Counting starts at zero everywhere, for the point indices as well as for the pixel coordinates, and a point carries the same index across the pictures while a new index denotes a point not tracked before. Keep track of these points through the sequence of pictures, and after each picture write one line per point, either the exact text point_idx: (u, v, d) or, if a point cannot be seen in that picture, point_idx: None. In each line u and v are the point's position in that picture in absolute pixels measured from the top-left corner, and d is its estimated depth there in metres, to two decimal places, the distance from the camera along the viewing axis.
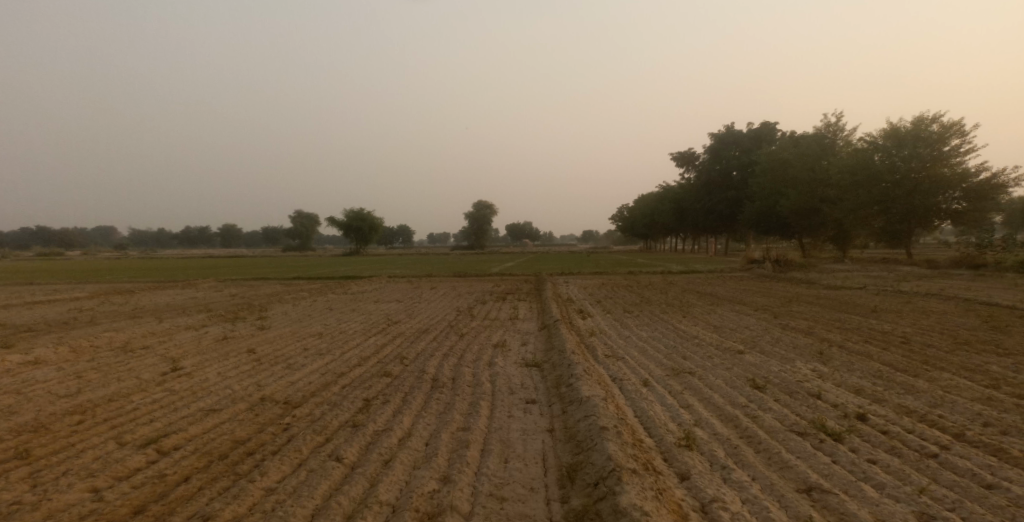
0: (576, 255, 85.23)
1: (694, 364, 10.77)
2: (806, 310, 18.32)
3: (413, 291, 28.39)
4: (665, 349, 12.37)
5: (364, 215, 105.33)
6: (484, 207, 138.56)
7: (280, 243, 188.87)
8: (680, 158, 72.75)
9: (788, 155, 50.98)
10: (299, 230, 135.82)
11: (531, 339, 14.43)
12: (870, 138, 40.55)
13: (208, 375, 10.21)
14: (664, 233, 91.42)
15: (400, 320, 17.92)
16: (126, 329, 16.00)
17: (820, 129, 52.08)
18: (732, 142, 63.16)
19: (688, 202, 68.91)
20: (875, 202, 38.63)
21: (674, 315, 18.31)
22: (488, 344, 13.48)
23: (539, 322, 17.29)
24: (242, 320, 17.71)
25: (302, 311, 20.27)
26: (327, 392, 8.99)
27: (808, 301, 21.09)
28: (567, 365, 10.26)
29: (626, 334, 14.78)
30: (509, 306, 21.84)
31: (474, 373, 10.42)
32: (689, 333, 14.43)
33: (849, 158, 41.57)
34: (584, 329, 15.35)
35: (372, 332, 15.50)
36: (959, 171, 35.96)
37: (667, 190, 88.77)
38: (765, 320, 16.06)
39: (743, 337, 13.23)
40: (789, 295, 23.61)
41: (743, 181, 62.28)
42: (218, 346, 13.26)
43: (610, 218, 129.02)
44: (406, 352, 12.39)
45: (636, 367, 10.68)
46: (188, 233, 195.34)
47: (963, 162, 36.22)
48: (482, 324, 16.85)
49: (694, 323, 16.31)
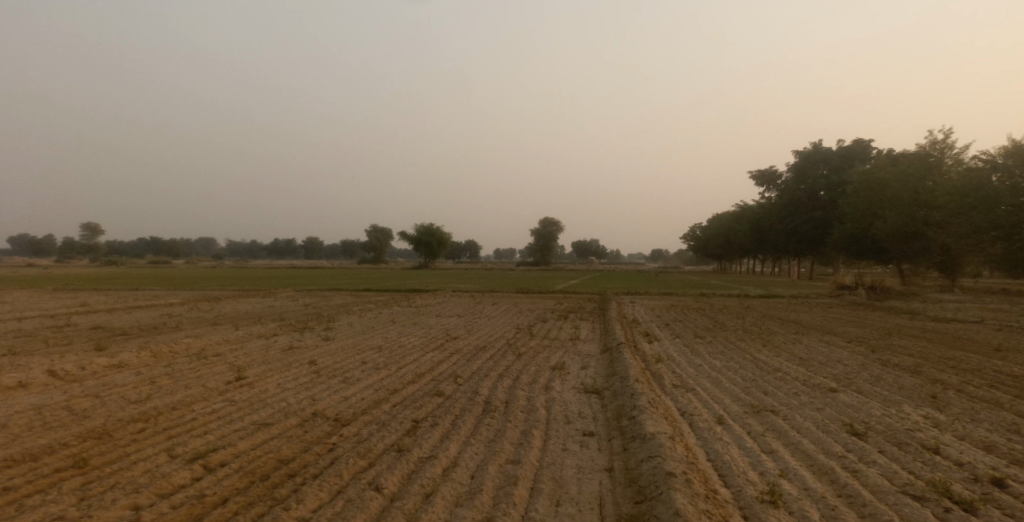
0: (649, 275, 83.15)
1: (775, 400, 9.73)
2: (905, 344, 16.70)
3: (478, 306, 28.15)
4: (744, 381, 11.35)
5: (433, 232, 107.43)
6: (552, 222, 137.98)
7: (356, 255, 194.90)
8: (761, 177, 69.82)
9: (884, 175, 47.80)
10: (375, 243, 139.71)
11: (592, 362, 13.67)
12: (988, 156, 37.55)
13: (268, 386, 10.05)
14: (741, 254, 87.91)
15: (460, 336, 17.52)
16: (201, 335, 16.31)
17: (925, 146, 48.62)
18: (820, 160, 60.02)
19: (769, 223, 65.75)
20: (992, 227, 35.52)
21: (753, 343, 17.08)
22: (546, 365, 12.83)
23: (602, 344, 16.46)
24: (310, 330, 17.77)
25: (366, 323, 20.22)
26: (376, 410, 8.61)
27: (907, 334, 19.31)
28: (629, 394, 9.48)
29: (697, 361, 13.77)
30: (574, 326, 21.07)
31: (529, 397, 9.81)
32: (770, 364, 13.27)
33: (960, 179, 38.42)
34: (650, 354, 14.42)
35: (431, 348, 15.14)
36: None
37: (744, 210, 85.48)
38: (858, 354, 14.64)
39: (832, 373, 12.02)
40: (884, 327, 21.75)
41: (831, 201, 58.86)
42: (282, 356, 13.20)
43: (684, 237, 125.56)
44: (461, 370, 11.92)
45: (708, 400, 9.75)
46: (273, 243, 205.15)
47: None
48: (543, 344, 16.19)
49: (776, 353, 15.07)
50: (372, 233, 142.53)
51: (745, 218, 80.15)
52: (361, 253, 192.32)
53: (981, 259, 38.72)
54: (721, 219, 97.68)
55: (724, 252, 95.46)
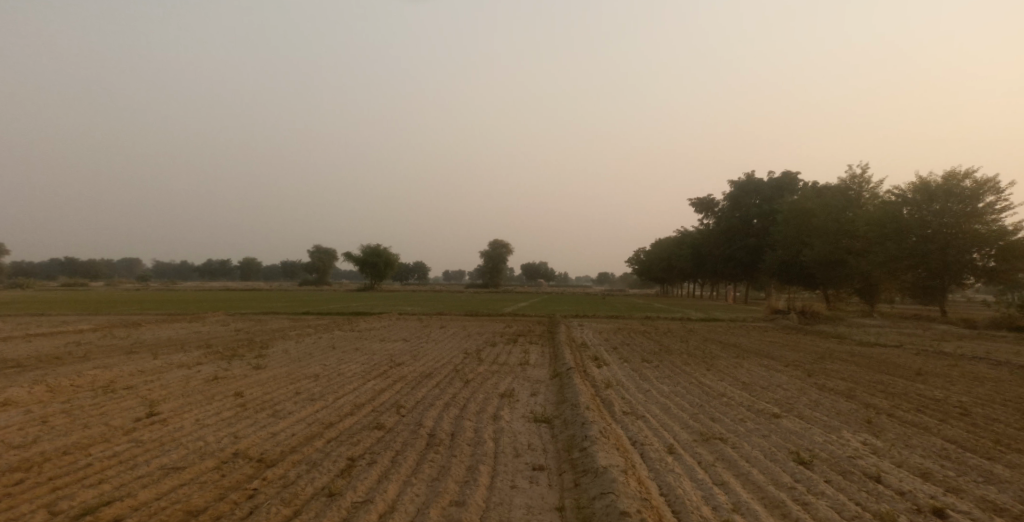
0: (592, 298, 84.05)
1: (723, 428, 9.62)
2: (841, 368, 17.10)
3: (422, 330, 27.48)
4: (692, 408, 11.24)
5: (379, 251, 105.55)
6: (501, 245, 137.98)
7: (296, 277, 189.54)
8: (699, 204, 71.98)
9: (811, 205, 50.01)
10: (316, 264, 136.48)
11: (542, 389, 13.34)
12: (899, 192, 39.27)
13: (183, 423, 9.45)
14: (681, 278, 90.08)
15: (405, 362, 16.88)
16: (117, 365, 15.17)
17: (845, 182, 50.87)
18: (752, 190, 62.38)
19: (707, 249, 67.69)
20: (906, 256, 37.34)
21: (696, 367, 17.15)
22: (494, 393, 12.41)
23: (551, 369, 16.16)
24: (241, 358, 16.81)
25: (303, 349, 19.30)
26: (308, 448, 8.03)
27: (841, 358, 19.81)
28: (580, 424, 9.17)
29: (645, 387, 13.66)
30: (521, 351, 20.73)
31: (477, 428, 9.36)
32: (716, 389, 13.26)
33: (877, 211, 40.43)
34: (600, 380, 14.21)
35: (373, 375, 14.47)
36: (995, 229, 34.64)
37: (684, 235, 87.77)
38: (798, 379, 14.84)
39: (777, 398, 12.06)
40: (819, 351, 22.32)
41: (764, 229, 61.11)
42: (206, 387, 12.34)
43: (627, 261, 127.78)
44: (405, 400, 11.37)
45: (658, 428, 9.56)
46: (207, 264, 197.53)
47: (998, 220, 34.95)
48: (490, 370, 15.76)
49: (720, 378, 15.13)
50: (315, 254, 139.20)
51: (685, 244, 82.30)
52: (301, 274, 187.78)
53: (894, 287, 40.60)
54: (663, 244, 100.03)
55: (665, 276, 97.59)
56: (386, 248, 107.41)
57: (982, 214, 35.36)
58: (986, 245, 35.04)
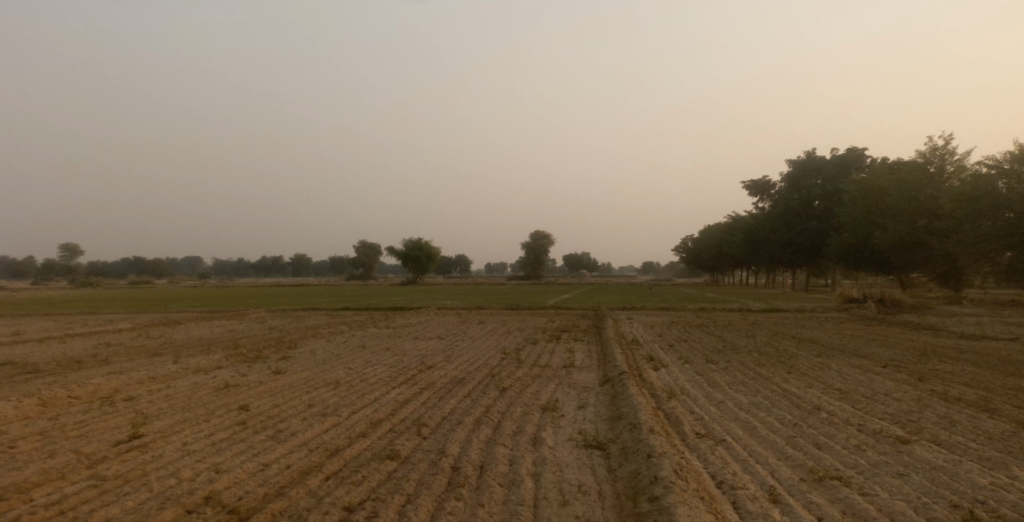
0: (641, 289, 80.68)
1: (837, 461, 7.41)
2: (952, 369, 14.55)
3: (461, 326, 25.75)
4: (785, 427, 9.03)
5: (422, 245, 105.24)
6: (542, 236, 136.14)
7: (343, 271, 191.68)
8: (754, 187, 68.11)
9: (883, 183, 46.08)
10: (363, 259, 137.56)
11: (592, 400, 11.27)
12: (995, 161, 35.67)
13: (166, 449, 7.61)
14: (735, 265, 86.06)
15: (437, 365, 15.06)
16: (127, 371, 13.77)
17: (925, 154, 46.08)
18: (813, 170, 58.26)
19: (763, 234, 63.76)
20: (1001, 235, 33.50)
21: (774, 370, 14.80)
22: (534, 406, 10.43)
23: (601, 374, 14.03)
24: (263, 360, 15.28)
25: (331, 350, 17.71)
26: (298, 490, 6.17)
27: (942, 356, 17.12)
28: (645, 456, 7.09)
29: (715, 396, 11.46)
30: (565, 349, 18.66)
31: (514, 459, 7.36)
32: (807, 400, 10.97)
33: (966, 185, 36.62)
34: (661, 387, 12.05)
35: (398, 382, 12.66)
36: None
37: (736, 221, 83.70)
38: (906, 386, 12.41)
39: (894, 416, 9.72)
40: (911, 346, 19.59)
41: (827, 212, 57.02)
42: (210, 398, 10.67)
43: (677, 250, 123.67)
44: (428, 416, 9.49)
45: (747, 461, 7.41)
46: (260, 262, 202.37)
47: None
48: (531, 374, 13.77)
49: (807, 384, 12.80)
50: (360, 249, 139.79)
51: (738, 230, 78.15)
52: (348, 269, 190.65)
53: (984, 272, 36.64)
54: (713, 230, 95.86)
55: (716, 264, 93.36)
56: (427, 241, 107.00)
57: None
58: None
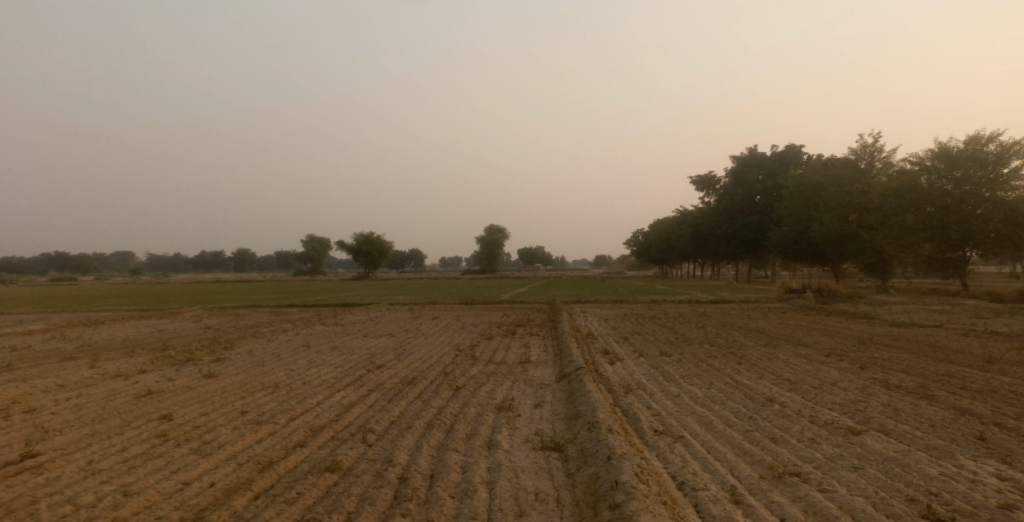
0: (592, 282, 81.37)
1: (794, 456, 7.25)
2: (893, 357, 14.85)
3: (410, 322, 25.13)
4: (740, 421, 8.88)
5: (373, 239, 103.19)
6: (494, 230, 135.82)
7: (290, 266, 186.65)
8: (700, 181, 69.50)
9: (820, 178, 47.55)
10: (311, 253, 134.44)
11: (549, 398, 10.94)
12: (917, 159, 37.14)
13: (68, 470, 6.88)
14: (683, 258, 87.82)
15: (387, 364, 14.47)
16: (39, 378, 12.73)
17: (854, 153, 47.62)
18: (755, 165, 59.76)
19: (708, 227, 65.12)
20: (927, 228, 34.96)
21: (725, 361, 14.81)
22: (489, 406, 10.01)
23: (557, 369, 13.73)
24: (195, 363, 14.36)
25: (271, 350, 16.85)
26: (219, 514, 5.59)
27: (883, 344, 17.51)
28: (605, 459, 6.77)
29: (671, 391, 11.29)
30: (520, 345, 18.32)
31: (466, 466, 6.91)
32: (759, 392, 10.92)
33: (891, 182, 38.07)
34: (617, 382, 11.82)
35: (344, 383, 12.03)
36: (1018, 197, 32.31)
37: (683, 214, 85.32)
38: (851, 375, 12.53)
39: (842, 405, 9.70)
40: (852, 334, 20.05)
41: (768, 205, 58.61)
42: (130, 407, 9.84)
43: (626, 243, 125.34)
44: (374, 421, 8.95)
45: (707, 459, 7.18)
46: (202, 257, 195.22)
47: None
48: (485, 371, 13.35)
49: (758, 375, 12.80)
50: (308, 244, 136.54)
51: (685, 223, 79.66)
52: (296, 264, 186.07)
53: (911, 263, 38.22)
54: (662, 224, 97.53)
55: (664, 257, 95.04)
56: (378, 234, 105.28)
57: (1007, 182, 32.94)
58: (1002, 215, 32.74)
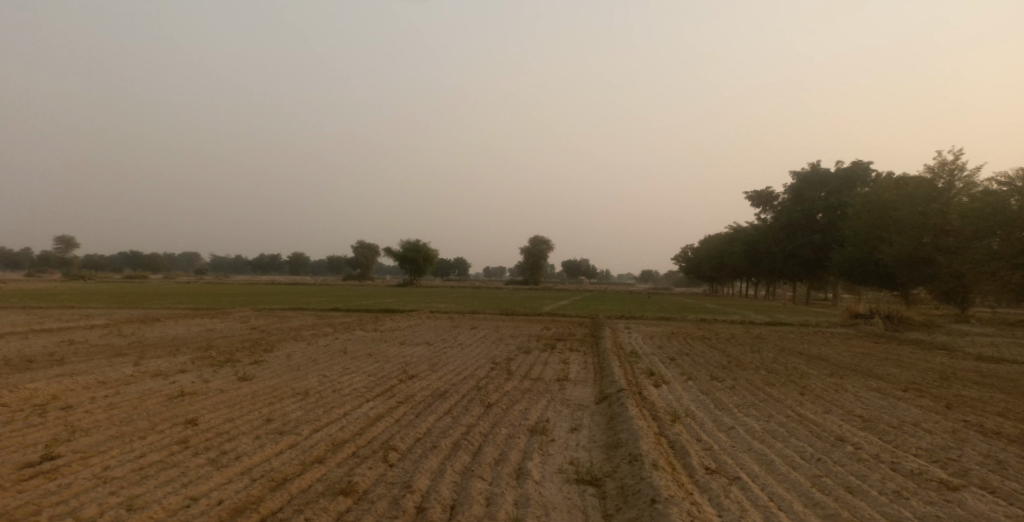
0: (640, 297, 79.30)
1: (877, 513, 6.27)
2: (978, 395, 13.42)
3: (452, 332, 24.60)
4: (807, 463, 7.88)
5: (420, 247, 103.82)
6: (542, 242, 135.11)
7: (340, 270, 189.96)
8: (757, 197, 67.10)
9: (889, 197, 45.01)
10: (360, 259, 136.55)
11: (587, 421, 10.11)
12: (1006, 178, 34.65)
13: (79, 476, 6.43)
14: (735, 276, 85.02)
15: (420, 375, 13.88)
16: (78, 373, 12.62)
17: (933, 169, 44.91)
18: (817, 182, 57.14)
19: (764, 245, 62.61)
20: (1013, 254, 32.48)
21: (785, 390, 13.66)
22: (521, 427, 9.26)
23: (597, 390, 12.85)
24: (232, 365, 14.08)
25: (308, 354, 16.53)
26: None
27: (963, 379, 15.99)
28: (650, 501, 5.95)
29: (724, 421, 10.28)
30: (560, 360, 17.48)
31: (491, 498, 6.16)
32: (828, 429, 9.83)
33: (974, 202, 35.57)
34: (663, 408, 10.89)
35: (374, 393, 11.47)
36: None
37: (737, 231, 82.67)
38: (934, 414, 11.27)
39: (930, 452, 8.66)
40: (927, 367, 18.43)
41: (830, 224, 55.95)
42: (157, 409, 9.48)
43: (676, 259, 122.24)
44: (397, 437, 8.30)
45: (772, 509, 6.26)
46: (258, 259, 201.13)
47: None
48: (521, 388, 12.61)
49: (824, 409, 11.65)
50: (357, 249, 138.42)
51: (739, 241, 77.09)
52: (346, 269, 189.60)
53: (991, 291, 35.59)
54: (714, 240, 94.86)
55: (715, 275, 92.09)
56: (425, 242, 105.69)
57: None
58: None
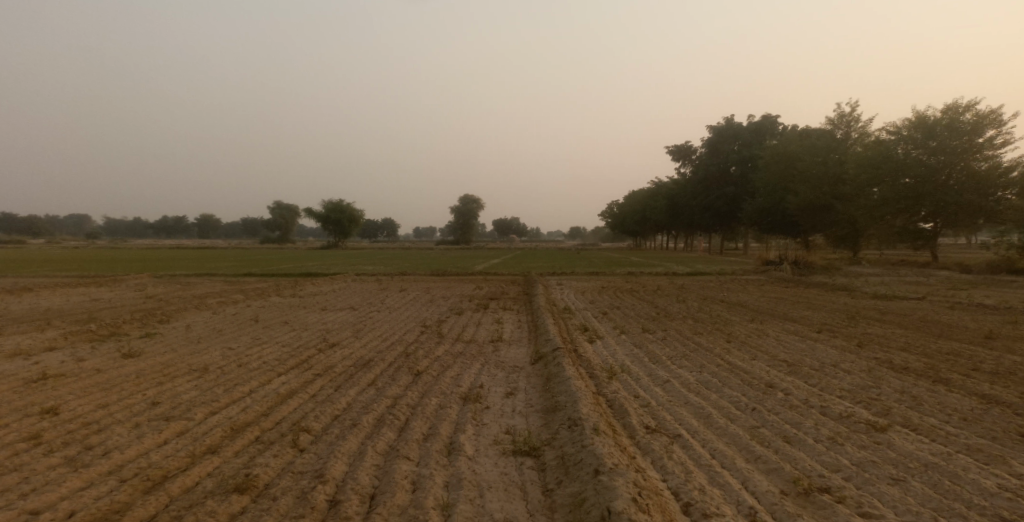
0: (567, 253, 80.03)
1: (816, 462, 6.00)
2: (889, 333, 13.82)
3: (375, 294, 23.55)
4: (743, 414, 7.62)
5: (342, 206, 100.30)
6: (468, 200, 133.68)
7: (258, 234, 181.65)
8: (676, 151, 68.33)
9: (796, 148, 46.67)
10: (279, 221, 130.84)
11: (522, 384, 9.62)
12: (894, 128, 36.34)
13: None
14: (657, 230, 87.12)
15: (341, 342, 12.95)
16: None
17: (831, 123, 46.67)
18: (730, 135, 58.56)
19: (683, 198, 64.17)
20: (899, 199, 34.42)
21: (712, 339, 13.65)
22: (453, 396, 8.63)
23: (532, 350, 12.39)
24: (120, 340, 12.63)
25: (212, 324, 15.15)
26: None
27: (873, 318, 16.55)
28: (591, 473, 5.44)
29: (661, 375, 10.02)
30: (491, 320, 16.96)
31: (418, 482, 5.48)
32: (757, 376, 9.70)
33: (866, 153, 37.27)
34: (599, 365, 10.54)
35: (287, 366, 10.50)
36: (993, 167, 31.79)
37: (658, 186, 84.32)
38: (851, 354, 11.38)
39: (853, 393, 8.38)
40: (838, 308, 19.09)
41: (743, 177, 57.76)
42: (16, 398, 8.17)
43: (602, 215, 124.05)
44: (310, 417, 7.46)
45: (712, 467, 5.88)
46: (166, 224, 189.24)
47: (996, 156, 32.07)
48: (452, 352, 11.98)
49: (751, 355, 11.62)
50: (276, 210, 132.69)
51: (660, 195, 78.68)
52: (264, 232, 181.59)
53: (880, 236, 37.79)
54: (637, 195, 96.56)
55: (638, 229, 94.30)
56: (348, 203, 102.44)
57: (979, 150, 32.35)
58: (977, 184, 32.18)
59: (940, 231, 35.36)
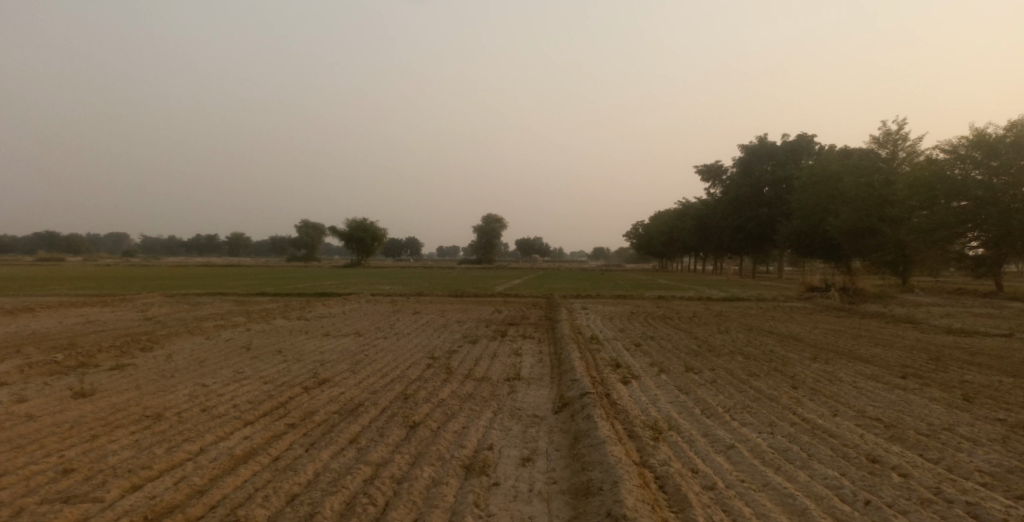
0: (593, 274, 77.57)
1: None
2: (990, 382, 11.37)
3: (386, 318, 21.61)
4: (857, 513, 5.42)
5: (367, 225, 99.48)
6: (492, 220, 132.48)
7: (285, 251, 183.14)
8: (706, 171, 65.83)
9: (837, 169, 43.93)
10: (303, 240, 130.80)
11: (543, 446, 7.56)
12: (949, 147, 33.51)
13: None
14: (685, 252, 84.34)
15: (333, 379, 11.00)
16: None
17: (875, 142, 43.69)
18: (764, 155, 56.02)
19: (714, 220, 61.55)
20: (956, 222, 31.53)
21: (775, 384, 11.34)
22: (453, 463, 6.60)
23: (555, 394, 10.30)
24: (80, 374, 10.85)
25: (195, 353, 13.35)
26: None
27: (960, 361, 14.05)
28: None
29: (722, 438, 7.81)
30: (509, 351, 14.89)
31: None
32: (852, 444, 7.47)
33: (916, 173, 34.34)
34: (640, 420, 8.42)
35: (259, 412, 8.59)
36: None
37: (686, 206, 81.77)
38: (960, 412, 9.04)
39: (1001, 481, 6.11)
40: (911, 346, 16.54)
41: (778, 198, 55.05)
42: None
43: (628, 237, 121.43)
44: (251, 499, 5.47)
45: None
46: (195, 241, 191.80)
47: None
48: (459, 394, 9.97)
49: (830, 410, 9.33)
50: (301, 229, 132.83)
51: (689, 215, 75.94)
52: (290, 249, 182.36)
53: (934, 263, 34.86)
54: (664, 215, 93.99)
55: (665, 250, 91.57)
56: (373, 221, 101.66)
57: None
58: None
59: (1006, 257, 32.37)
